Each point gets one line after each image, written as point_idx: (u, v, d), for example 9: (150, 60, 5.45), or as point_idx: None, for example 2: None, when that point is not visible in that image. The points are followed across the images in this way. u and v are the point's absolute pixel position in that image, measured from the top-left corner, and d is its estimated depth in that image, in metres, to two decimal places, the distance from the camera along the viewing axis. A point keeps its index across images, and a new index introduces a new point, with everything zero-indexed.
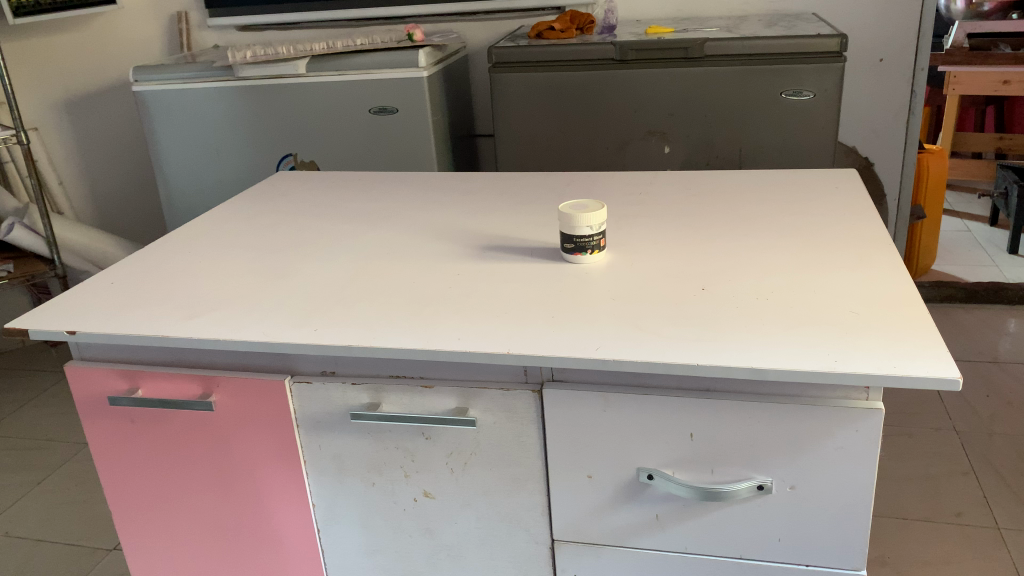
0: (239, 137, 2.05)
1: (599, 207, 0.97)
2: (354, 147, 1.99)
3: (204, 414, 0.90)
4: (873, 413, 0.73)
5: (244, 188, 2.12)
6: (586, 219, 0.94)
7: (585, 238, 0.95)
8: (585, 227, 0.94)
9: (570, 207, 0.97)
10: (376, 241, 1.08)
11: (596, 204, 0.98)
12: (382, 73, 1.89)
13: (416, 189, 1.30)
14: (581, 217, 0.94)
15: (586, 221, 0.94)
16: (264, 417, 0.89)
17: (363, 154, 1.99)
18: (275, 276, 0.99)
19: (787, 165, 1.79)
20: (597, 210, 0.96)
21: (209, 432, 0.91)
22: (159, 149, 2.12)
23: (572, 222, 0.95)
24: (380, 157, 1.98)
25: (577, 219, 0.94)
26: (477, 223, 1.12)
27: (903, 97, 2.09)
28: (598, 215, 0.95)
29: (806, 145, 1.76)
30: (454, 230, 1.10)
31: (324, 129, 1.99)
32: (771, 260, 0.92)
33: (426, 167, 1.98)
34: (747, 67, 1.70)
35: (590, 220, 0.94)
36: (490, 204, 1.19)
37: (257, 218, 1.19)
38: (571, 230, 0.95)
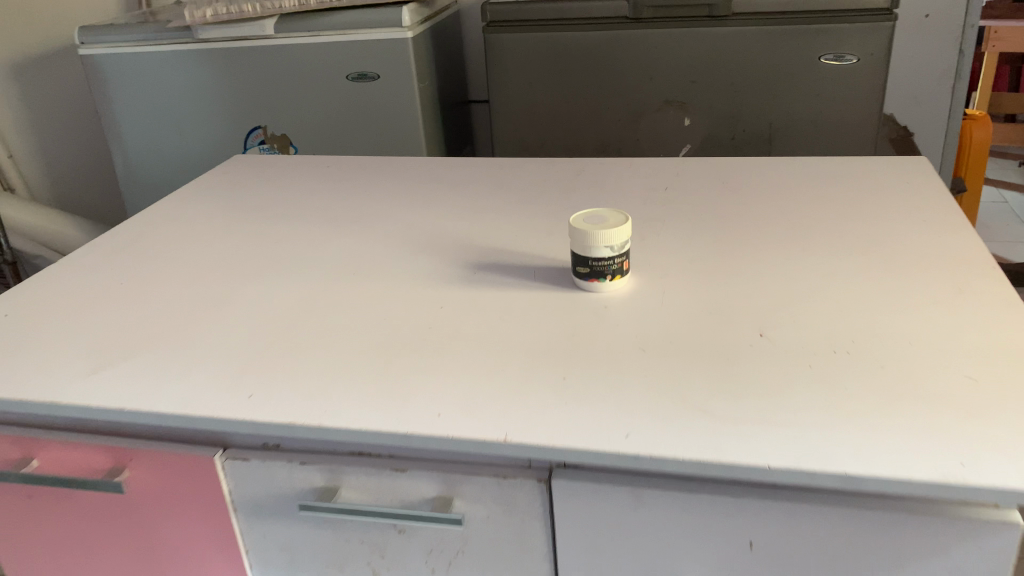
0: (203, 107, 1.82)
1: (619, 218, 0.75)
2: (333, 118, 1.76)
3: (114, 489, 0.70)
4: (1009, 529, 0.53)
5: (211, 164, 1.90)
6: (602, 239, 0.73)
7: (602, 262, 0.74)
8: (602, 249, 0.74)
9: (580, 220, 0.76)
10: (342, 252, 0.88)
11: (615, 215, 0.76)
12: (361, 34, 1.65)
13: (394, 178, 1.09)
14: (596, 236, 0.73)
15: (603, 240, 0.73)
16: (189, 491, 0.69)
17: (343, 126, 1.77)
18: (209, 306, 0.78)
19: (824, 140, 1.56)
20: (617, 224, 0.74)
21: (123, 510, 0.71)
22: (114, 120, 1.90)
23: (585, 241, 0.74)
24: (361, 129, 1.76)
25: (591, 237, 0.73)
26: (467, 230, 0.91)
27: (949, 58, 1.86)
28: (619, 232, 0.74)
29: (848, 118, 1.54)
30: (439, 239, 0.89)
31: (296, 98, 1.76)
32: (843, 292, 0.71)
33: (413, 139, 1.75)
34: (780, 26, 1.47)
35: (606, 239, 0.73)
36: (484, 203, 0.98)
37: (198, 222, 0.97)
38: (585, 250, 0.74)
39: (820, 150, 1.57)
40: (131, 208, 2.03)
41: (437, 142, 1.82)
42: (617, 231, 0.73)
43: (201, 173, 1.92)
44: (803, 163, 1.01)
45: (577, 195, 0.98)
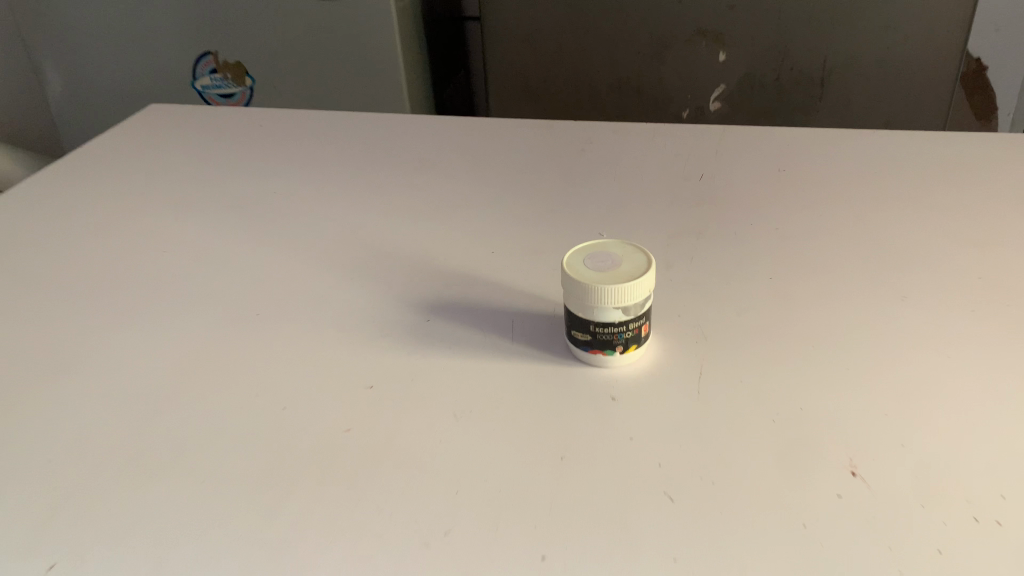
0: (144, 27, 1.53)
1: (636, 263, 0.50)
2: (294, 42, 1.47)
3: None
4: None
5: (160, 94, 1.63)
6: (609, 300, 0.48)
7: (609, 329, 0.50)
8: (610, 313, 0.49)
9: (577, 262, 0.51)
10: (251, 275, 0.63)
11: (633, 255, 0.51)
12: None
13: (341, 149, 0.83)
14: (599, 293, 0.48)
15: (610, 299, 0.48)
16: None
17: (308, 52, 1.48)
18: (43, 366, 0.54)
19: (889, 84, 1.28)
20: (630, 273, 0.49)
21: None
22: (42, 40, 1.61)
23: (582, 300, 0.49)
24: (330, 56, 1.48)
25: (592, 294, 0.48)
26: (426, 242, 0.66)
27: None
28: (637, 288, 0.48)
29: (920, 57, 1.25)
30: (386, 256, 0.64)
31: (251, 17, 1.47)
32: (971, 393, 0.48)
33: (391, 70, 1.47)
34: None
35: (613, 299, 0.48)
36: (455, 197, 0.73)
37: (71, 216, 0.73)
38: (584, 312, 0.49)
39: (882, 96, 1.29)
40: (71, 141, 1.76)
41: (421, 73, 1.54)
42: (631, 286, 0.48)
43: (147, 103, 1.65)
44: (886, 144, 0.75)
45: (580, 188, 0.73)
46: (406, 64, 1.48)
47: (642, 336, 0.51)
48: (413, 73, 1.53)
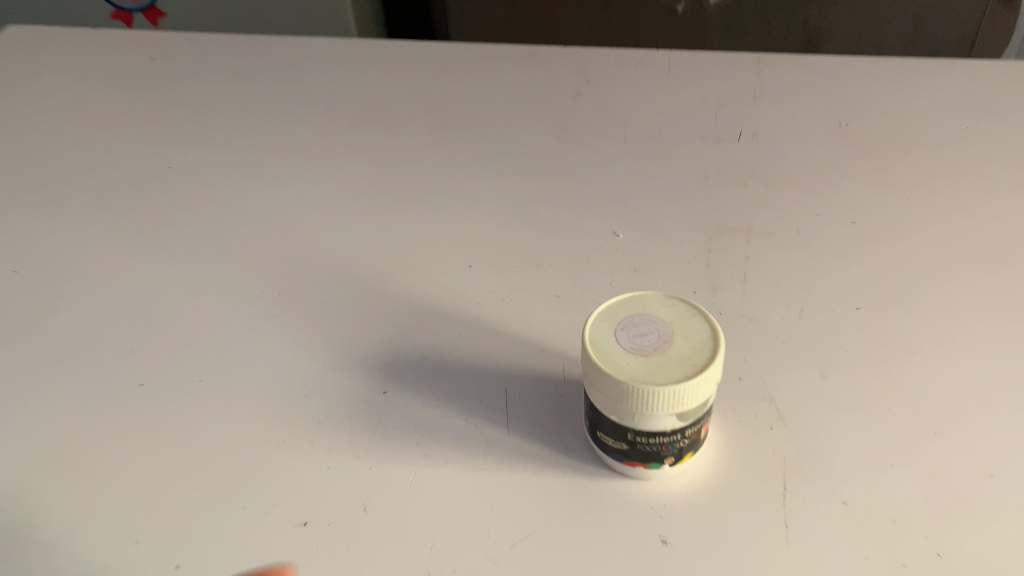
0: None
1: (696, 339, 0.33)
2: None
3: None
4: None
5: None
6: (662, 408, 0.32)
7: (658, 439, 0.33)
8: (661, 421, 0.33)
9: (607, 335, 0.34)
10: (133, 310, 0.45)
11: (689, 322, 0.34)
12: None
13: (256, 92, 0.63)
14: (647, 398, 0.32)
15: (662, 406, 0.32)
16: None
17: None
18: None
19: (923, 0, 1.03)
20: (690, 360, 0.33)
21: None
22: None
23: (620, 403, 0.33)
24: None
25: (636, 399, 0.32)
26: (376, 252, 0.48)
27: None
28: (702, 386, 0.32)
29: None
30: (321, 274, 0.47)
31: None
32: None
33: None
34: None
35: (667, 405, 0.32)
36: (410, 175, 0.54)
37: None
38: (621, 416, 0.33)
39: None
40: None
41: None
42: (695, 386, 0.32)
43: None
44: (966, 79, 0.58)
45: (578, 159, 0.55)
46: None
47: (700, 438, 0.35)
48: None
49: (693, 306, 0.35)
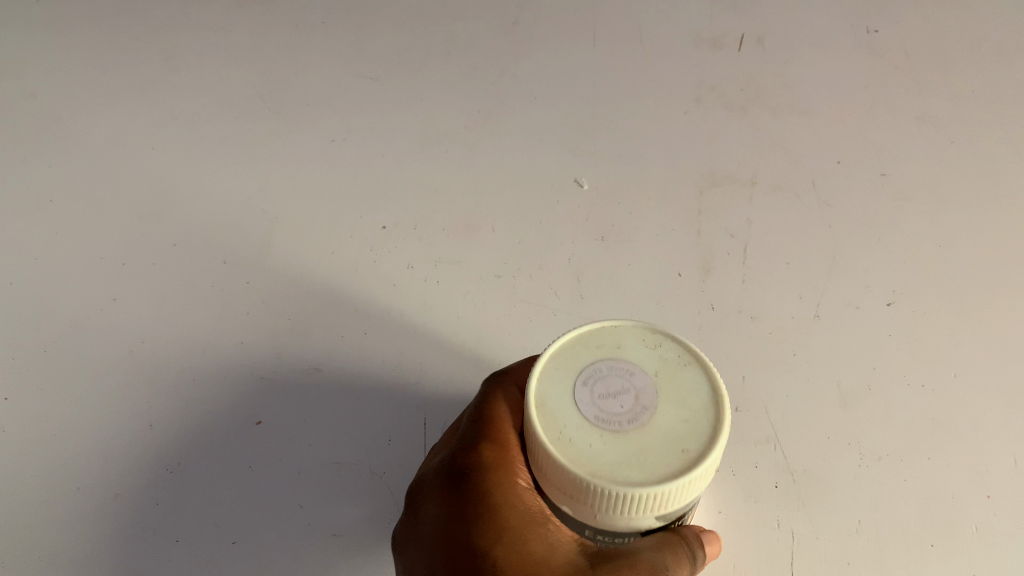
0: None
1: (691, 404, 0.20)
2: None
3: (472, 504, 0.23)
4: None
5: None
6: (639, 518, 0.19)
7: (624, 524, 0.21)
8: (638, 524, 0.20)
9: (554, 393, 0.20)
10: None
11: (678, 375, 0.21)
12: None
13: None
14: (617, 505, 0.19)
15: (641, 514, 0.19)
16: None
17: None
18: None
19: None
20: (684, 440, 0.19)
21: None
22: None
23: (573, 501, 0.20)
24: None
25: (601, 506, 0.19)
26: (258, 203, 0.36)
27: None
28: (701, 479, 0.19)
29: None
30: (183, 238, 0.35)
31: None
32: None
33: None
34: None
35: (648, 513, 0.19)
36: (310, 84, 0.41)
37: None
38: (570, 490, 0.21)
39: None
40: None
41: None
42: (691, 484, 0.19)
43: None
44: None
45: (533, 66, 0.42)
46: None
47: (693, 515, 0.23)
48: None
49: (688, 341, 0.22)
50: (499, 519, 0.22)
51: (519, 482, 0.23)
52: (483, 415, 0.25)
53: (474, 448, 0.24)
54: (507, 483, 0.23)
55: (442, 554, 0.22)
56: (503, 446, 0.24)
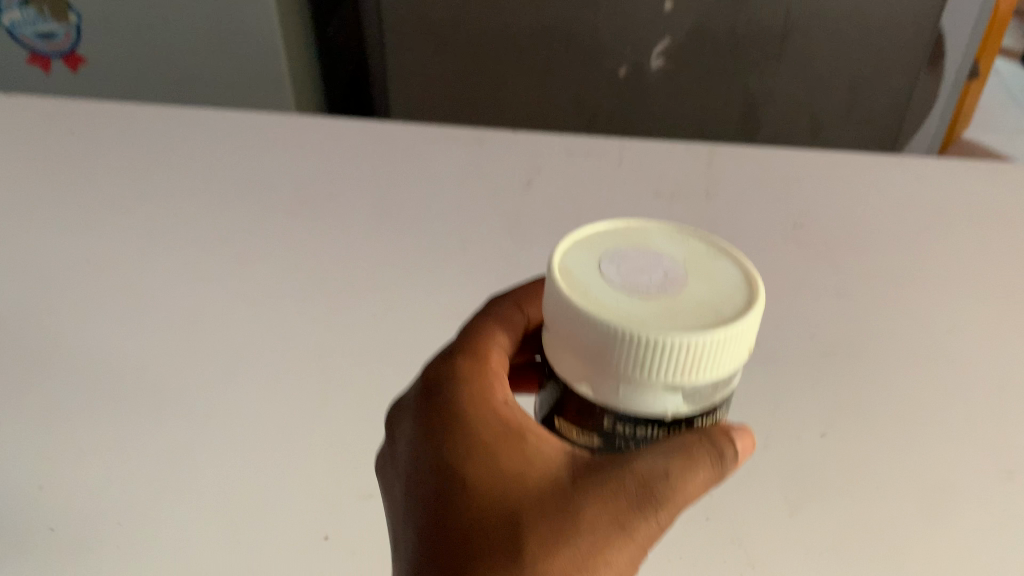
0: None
1: (712, 282, 0.33)
2: (132, 4, 1.17)
3: (462, 426, 0.36)
4: None
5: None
6: (676, 372, 0.29)
7: (650, 439, 0.32)
8: (657, 397, 0.31)
9: (601, 282, 0.32)
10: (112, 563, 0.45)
11: (705, 264, 0.34)
12: None
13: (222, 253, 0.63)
14: (644, 359, 0.29)
15: (673, 371, 0.29)
16: (684, 497, 0.32)
17: (152, 16, 1.18)
18: None
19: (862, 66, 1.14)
20: (703, 307, 0.31)
21: (476, 559, 0.32)
22: None
23: (613, 370, 0.30)
24: (186, 16, 1.17)
25: (635, 354, 0.29)
26: (348, 480, 0.50)
27: None
28: (726, 343, 0.30)
29: (882, 17, 1.09)
30: (292, 514, 0.48)
31: None
32: None
33: (270, 50, 1.20)
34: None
35: (676, 371, 0.29)
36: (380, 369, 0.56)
37: None
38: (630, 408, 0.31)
39: (823, 100, 1.18)
40: None
41: (303, 50, 1.28)
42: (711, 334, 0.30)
43: None
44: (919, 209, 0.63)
45: None
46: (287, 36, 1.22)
47: (723, 421, 0.33)
48: (295, 37, 1.25)
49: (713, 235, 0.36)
50: (479, 416, 0.36)
51: (496, 396, 0.37)
52: (478, 338, 0.41)
53: (462, 356, 0.39)
54: (485, 392, 0.37)
55: (438, 419, 0.37)
56: (484, 358, 0.39)
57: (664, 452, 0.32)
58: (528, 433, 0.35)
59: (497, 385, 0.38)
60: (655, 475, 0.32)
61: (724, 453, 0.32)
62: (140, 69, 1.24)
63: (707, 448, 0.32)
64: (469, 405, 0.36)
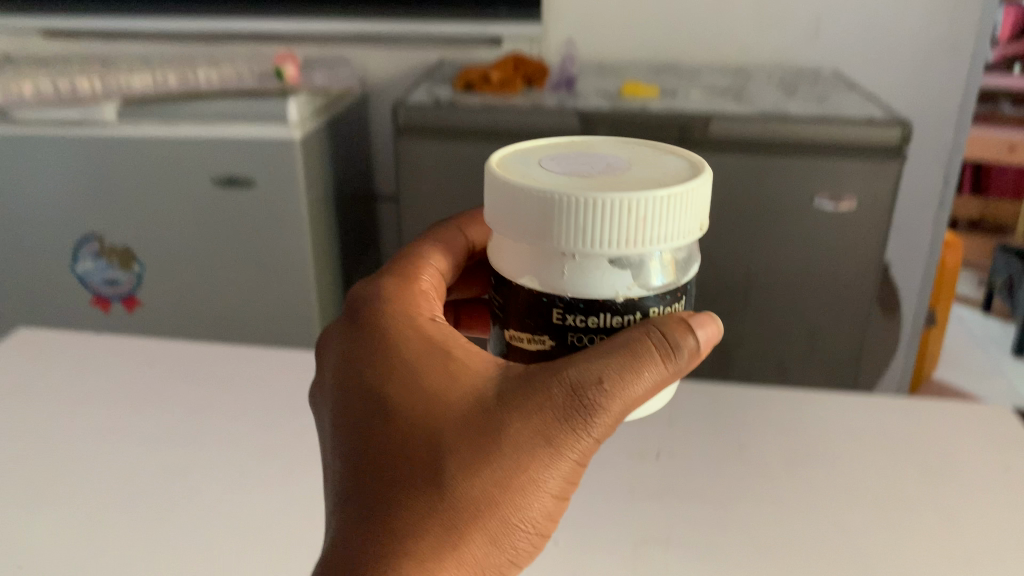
0: (20, 234, 1.39)
1: (651, 173, 0.48)
2: (190, 254, 1.37)
3: (389, 341, 0.52)
4: None
5: (32, 315, 1.46)
6: (620, 240, 0.43)
7: (601, 349, 0.45)
8: (604, 270, 0.45)
9: (544, 171, 0.47)
10: None
11: (649, 165, 0.49)
12: (229, 129, 1.27)
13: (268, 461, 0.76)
14: (591, 210, 0.42)
15: (616, 226, 0.42)
16: (634, 397, 0.45)
17: (204, 264, 1.37)
18: None
19: (816, 312, 1.32)
20: (640, 184, 0.45)
21: (409, 418, 0.47)
22: None
23: (558, 235, 0.43)
24: (235, 264, 1.37)
25: (584, 213, 0.42)
26: None
27: (934, 185, 1.66)
28: (663, 201, 0.43)
29: (827, 272, 1.28)
30: None
31: (148, 215, 1.34)
32: None
33: (302, 293, 1.38)
34: (772, 140, 1.21)
35: (616, 225, 0.42)
36: None
37: None
38: (595, 309, 0.45)
39: (786, 345, 1.35)
40: None
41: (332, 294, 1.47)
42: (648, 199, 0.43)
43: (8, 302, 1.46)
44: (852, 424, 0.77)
45: None
46: (321, 286, 1.41)
47: (683, 324, 0.45)
48: (327, 283, 1.44)
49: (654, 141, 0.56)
50: (409, 313, 0.54)
51: (424, 313, 0.55)
52: (413, 270, 0.60)
53: (399, 280, 0.59)
54: (415, 306, 0.55)
55: (379, 316, 0.54)
56: (415, 284, 0.58)
57: (606, 366, 0.45)
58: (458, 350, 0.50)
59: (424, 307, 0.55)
60: (594, 390, 0.45)
61: (677, 345, 0.45)
62: (190, 312, 1.42)
63: (652, 344, 0.45)
64: (405, 321, 0.53)
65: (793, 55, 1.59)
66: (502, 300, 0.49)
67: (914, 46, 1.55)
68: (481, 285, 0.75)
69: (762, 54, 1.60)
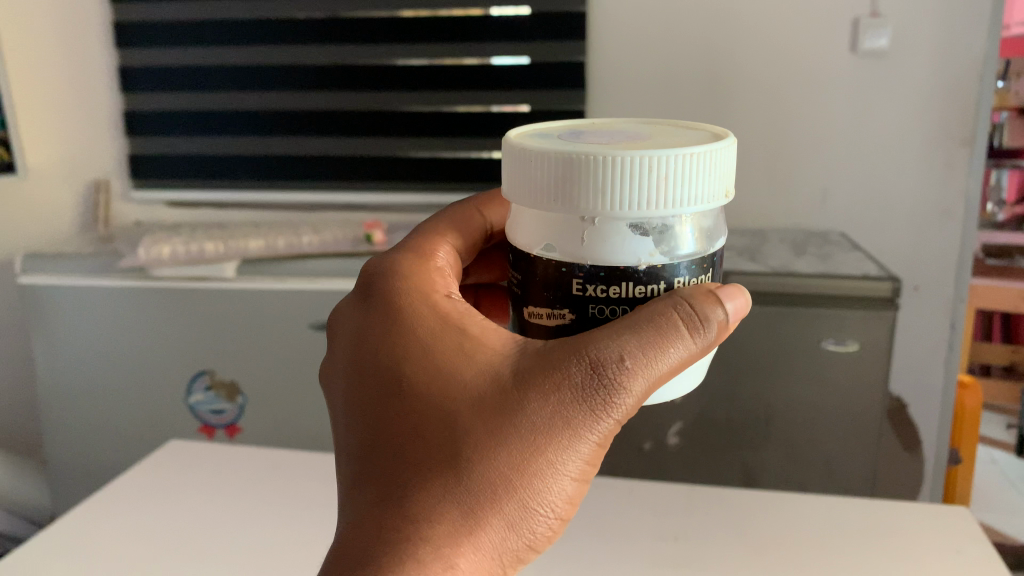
0: (145, 368, 1.66)
1: (669, 144, 0.64)
2: (286, 389, 1.61)
3: (414, 319, 0.69)
4: None
5: (148, 441, 1.71)
6: (634, 197, 0.59)
7: (636, 326, 0.62)
8: (621, 232, 0.62)
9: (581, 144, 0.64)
10: None
11: (667, 140, 0.66)
12: (327, 283, 1.55)
13: None
14: (614, 169, 0.59)
15: (634, 182, 0.59)
16: (648, 366, 0.62)
17: (296, 400, 1.61)
18: None
19: (831, 442, 1.49)
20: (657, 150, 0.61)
21: (455, 397, 0.64)
22: (43, 366, 1.70)
23: (573, 194, 0.60)
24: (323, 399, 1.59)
25: (610, 170, 0.59)
26: None
27: (942, 331, 1.85)
28: (671, 168, 0.59)
29: (837, 406, 1.46)
30: None
31: (251, 353, 1.59)
32: None
33: None
34: (781, 291, 1.44)
35: (632, 182, 0.59)
36: None
37: None
38: (622, 280, 0.63)
39: (804, 471, 1.52)
40: (50, 461, 1.78)
41: None
42: (661, 164, 0.59)
43: (128, 429, 1.71)
44: (840, 520, 0.96)
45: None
46: None
47: (698, 299, 0.63)
48: None
49: (701, 124, 0.73)
50: (427, 284, 0.73)
51: (437, 286, 0.73)
52: (426, 249, 0.80)
53: (416, 254, 0.78)
54: (428, 279, 0.74)
55: (404, 284, 0.72)
56: (428, 259, 0.78)
57: (630, 340, 0.62)
58: (472, 340, 0.67)
59: (441, 286, 0.74)
60: (610, 365, 0.62)
61: (702, 319, 0.62)
62: (281, 438, 1.64)
63: (683, 316, 0.62)
64: (430, 299, 0.71)
65: (805, 218, 1.84)
66: (525, 278, 0.68)
67: (911, 212, 1.78)
68: (499, 268, 1.02)
69: (777, 218, 1.85)
